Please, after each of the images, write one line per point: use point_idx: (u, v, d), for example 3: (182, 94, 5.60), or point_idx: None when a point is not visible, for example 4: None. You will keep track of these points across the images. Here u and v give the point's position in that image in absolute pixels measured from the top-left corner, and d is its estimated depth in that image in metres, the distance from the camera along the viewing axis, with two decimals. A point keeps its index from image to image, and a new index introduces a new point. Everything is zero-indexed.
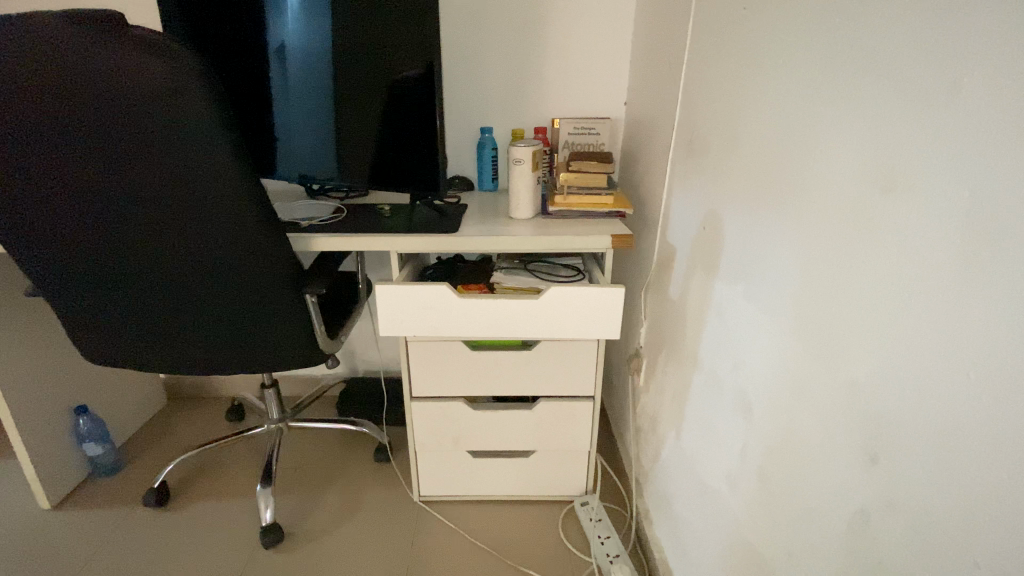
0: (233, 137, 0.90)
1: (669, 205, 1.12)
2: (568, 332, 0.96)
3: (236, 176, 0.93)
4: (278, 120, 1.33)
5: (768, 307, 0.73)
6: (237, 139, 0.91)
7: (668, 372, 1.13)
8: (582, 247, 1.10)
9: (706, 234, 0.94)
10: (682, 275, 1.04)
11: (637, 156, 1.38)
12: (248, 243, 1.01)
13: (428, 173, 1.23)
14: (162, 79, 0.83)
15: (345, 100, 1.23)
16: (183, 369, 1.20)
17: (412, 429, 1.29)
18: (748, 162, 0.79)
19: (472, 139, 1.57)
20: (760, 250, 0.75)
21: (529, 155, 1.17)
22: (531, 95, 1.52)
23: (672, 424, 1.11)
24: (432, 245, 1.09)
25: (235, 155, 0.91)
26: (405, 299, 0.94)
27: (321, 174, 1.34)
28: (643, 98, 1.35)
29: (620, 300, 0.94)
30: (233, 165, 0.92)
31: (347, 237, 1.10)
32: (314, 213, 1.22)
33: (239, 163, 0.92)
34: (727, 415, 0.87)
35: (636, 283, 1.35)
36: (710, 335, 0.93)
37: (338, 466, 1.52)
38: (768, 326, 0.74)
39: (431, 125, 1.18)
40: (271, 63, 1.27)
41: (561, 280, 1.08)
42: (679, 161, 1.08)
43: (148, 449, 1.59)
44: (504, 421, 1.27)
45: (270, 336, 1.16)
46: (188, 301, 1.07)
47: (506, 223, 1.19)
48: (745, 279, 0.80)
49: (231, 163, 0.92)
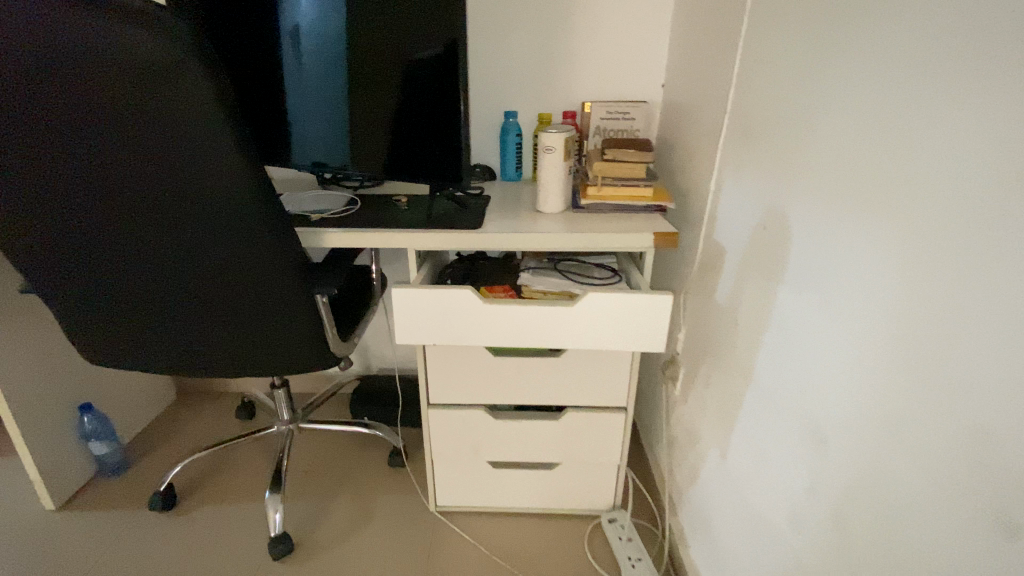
0: (234, 121, 0.81)
1: (718, 201, 1.01)
2: (608, 342, 0.85)
3: (241, 169, 0.84)
4: (289, 102, 1.23)
5: (854, 324, 0.63)
6: (241, 127, 0.82)
7: (711, 384, 1.03)
8: (620, 246, 0.99)
9: (769, 233, 0.82)
10: (733, 280, 0.93)
11: (677, 145, 1.26)
12: (256, 242, 0.92)
13: (450, 162, 1.12)
14: (153, 53, 0.73)
15: (361, 82, 1.12)
16: (193, 372, 1.12)
17: (429, 437, 1.20)
18: (832, 154, 0.67)
19: (494, 124, 1.45)
20: (846, 256, 0.64)
21: (561, 142, 1.05)
22: (559, 76, 1.40)
23: (715, 442, 1.01)
24: (453, 243, 0.99)
25: (239, 146, 0.83)
26: (423, 306, 0.84)
27: (334, 161, 1.24)
28: (686, 79, 1.23)
29: (667, 308, 0.82)
30: (237, 157, 0.83)
31: (360, 233, 0.99)
32: (325, 205, 1.11)
33: (243, 155, 0.84)
34: (790, 443, 0.76)
35: (674, 283, 1.24)
36: (769, 349, 0.82)
37: (351, 470, 1.45)
38: (853, 346, 0.63)
39: (452, 112, 1.08)
40: (282, 45, 1.16)
41: (596, 283, 0.97)
42: (732, 151, 0.96)
43: (156, 448, 1.53)
44: (528, 431, 1.17)
45: (280, 339, 1.07)
46: (193, 304, 1.00)
47: (534, 218, 1.09)
48: (822, 290, 0.69)
49: (235, 155, 0.83)
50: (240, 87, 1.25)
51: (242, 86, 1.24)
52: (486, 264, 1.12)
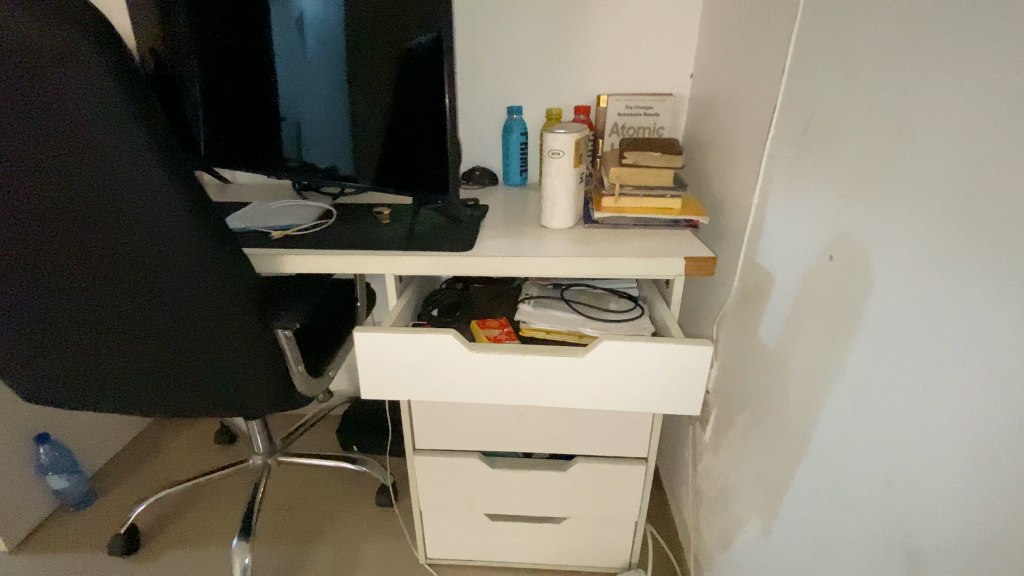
0: (149, 121, 0.66)
1: (764, 218, 0.82)
2: (628, 403, 0.67)
3: (166, 186, 0.69)
4: (262, 101, 1.08)
5: (997, 418, 0.44)
6: (164, 135, 0.67)
7: (753, 440, 0.84)
8: (642, 274, 0.81)
9: (838, 268, 0.64)
10: (786, 319, 0.75)
11: (709, 146, 1.06)
12: (192, 271, 0.77)
13: (437, 172, 0.95)
14: (39, 38, 0.58)
15: (339, 78, 0.97)
16: (137, 413, 0.96)
17: (415, 485, 1.04)
18: (948, 173, 0.48)
19: (497, 122, 1.28)
20: (983, 319, 0.45)
21: (573, 145, 0.87)
22: (571, 67, 1.21)
23: (757, 511, 0.83)
24: (438, 268, 0.82)
25: (163, 158, 0.68)
26: (393, 356, 0.67)
27: (312, 169, 1.09)
28: (721, 69, 1.03)
29: (704, 363, 0.64)
30: (160, 172, 0.68)
31: (326, 256, 0.82)
32: (293, 219, 0.95)
33: (168, 169, 0.68)
34: (871, 549, 0.58)
35: (706, 310, 1.05)
36: (833, 417, 0.64)
37: (334, 511, 1.29)
38: (990, 450, 0.44)
39: (437, 112, 0.91)
40: (253, 36, 1.02)
41: (613, 320, 0.79)
42: (784, 157, 0.77)
43: (126, 480, 1.40)
44: (531, 483, 1.00)
45: (234, 377, 0.90)
46: (124, 342, 0.84)
47: (538, 236, 0.91)
48: (935, 358, 0.50)
49: (157, 169, 0.68)
50: (213, 83, 1.12)
51: (215, 84, 1.11)
52: (480, 295, 0.94)
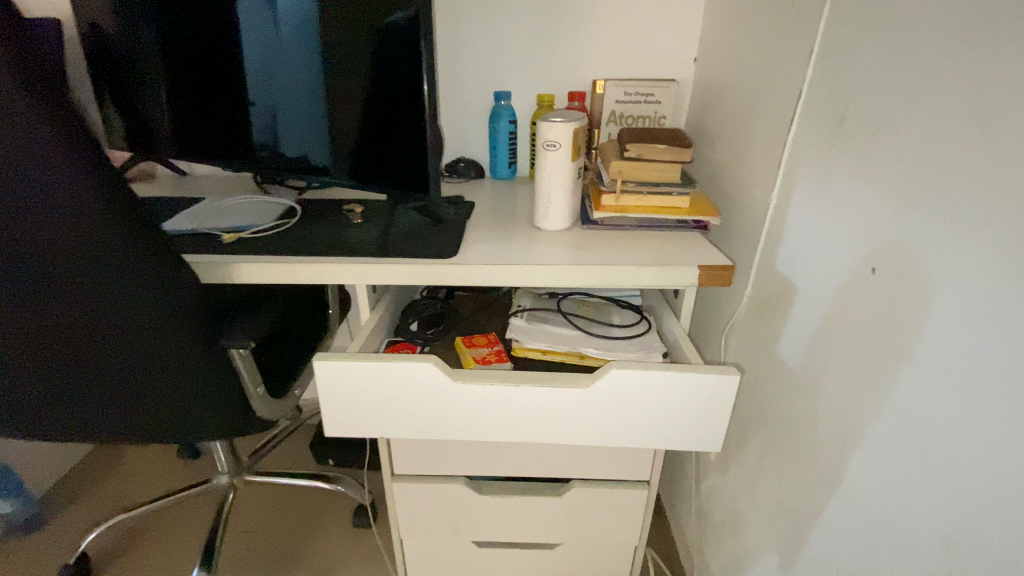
0: (42, 82, 0.53)
1: (787, 220, 0.73)
2: (638, 439, 0.58)
3: (73, 171, 0.56)
4: (219, 85, 0.96)
5: None
6: (68, 107, 0.55)
7: (770, 465, 0.76)
8: (649, 283, 0.72)
9: (882, 283, 0.55)
10: (814, 337, 0.66)
11: (718, 138, 0.97)
12: (122, 284, 0.65)
13: (416, 167, 0.84)
14: None
15: (305, 58, 0.85)
16: (64, 437, 0.82)
17: (395, 512, 0.94)
18: None
19: (482, 109, 1.16)
20: None
21: (570, 136, 0.76)
22: (565, 49, 1.10)
23: (774, 544, 0.75)
24: (417, 278, 0.71)
25: (64, 132, 0.55)
26: (361, 387, 0.57)
27: (280, 164, 0.97)
28: (732, 51, 0.93)
29: (730, 395, 0.55)
30: (62, 149, 0.55)
31: (286, 263, 0.71)
32: (249, 218, 0.83)
33: (74, 149, 0.56)
34: None
35: (713, 317, 0.96)
36: (874, 455, 0.56)
37: (308, 534, 1.19)
38: None
39: (415, 99, 0.79)
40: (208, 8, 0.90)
41: (617, 337, 0.69)
42: (811, 152, 0.67)
43: (78, 500, 1.28)
44: (522, 510, 0.91)
45: (178, 397, 0.78)
46: (41, 356, 0.71)
47: (530, 238, 0.81)
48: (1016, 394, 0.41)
49: (57, 146, 0.55)
50: (161, 63, 0.99)
51: (164, 64, 0.98)
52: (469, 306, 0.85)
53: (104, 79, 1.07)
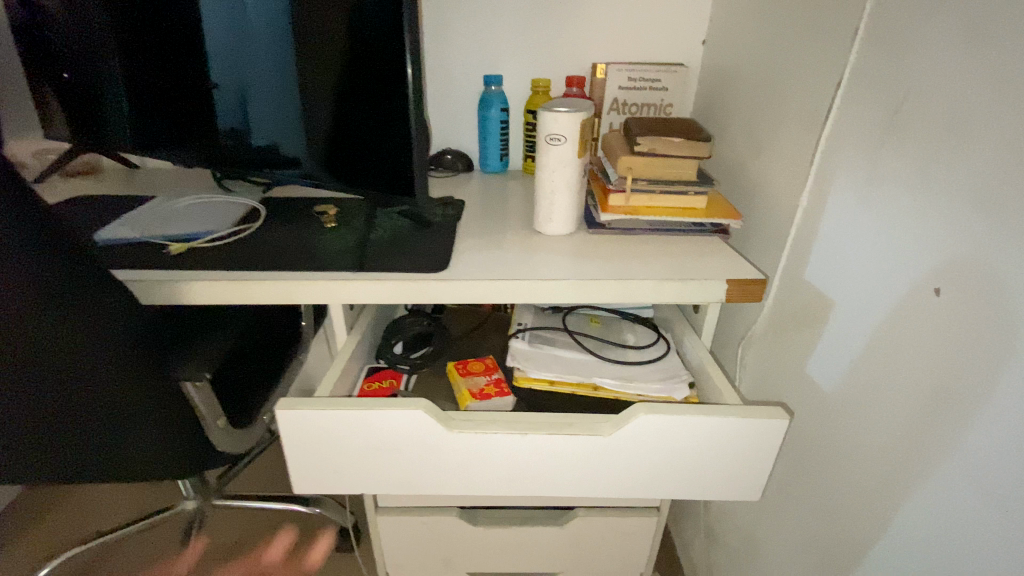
0: None
1: (820, 226, 0.65)
2: (666, 478, 0.54)
3: None
4: (171, 68, 0.83)
5: None
6: None
7: (798, 497, 0.69)
8: (667, 300, 0.63)
9: (951, 308, 0.46)
10: (855, 360, 0.58)
11: (734, 129, 0.88)
12: (38, 304, 0.52)
13: (398, 163, 0.73)
14: None
15: (267, 36, 0.74)
16: None
17: (379, 548, 0.84)
18: None
19: (470, 96, 1.05)
20: None
21: (576, 128, 0.67)
22: (561, 29, 1.00)
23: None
24: (400, 295, 0.61)
25: None
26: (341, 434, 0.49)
27: (244, 160, 0.86)
28: (749, 31, 0.84)
29: (779, 437, 0.50)
30: None
31: (245, 281, 0.60)
32: (205, 223, 0.72)
33: None
34: None
35: (727, 326, 0.88)
36: (938, 506, 0.48)
37: (283, 563, 1.09)
38: None
39: (397, 87, 0.68)
40: None
41: (633, 366, 0.62)
42: (853, 150, 0.59)
43: (29, 529, 1.16)
44: (520, 543, 0.83)
45: (117, 425, 0.65)
46: None
47: (529, 246, 0.71)
48: None
49: None
50: (104, 45, 0.86)
51: (108, 45, 0.86)
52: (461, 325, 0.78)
53: (36, 63, 0.93)
